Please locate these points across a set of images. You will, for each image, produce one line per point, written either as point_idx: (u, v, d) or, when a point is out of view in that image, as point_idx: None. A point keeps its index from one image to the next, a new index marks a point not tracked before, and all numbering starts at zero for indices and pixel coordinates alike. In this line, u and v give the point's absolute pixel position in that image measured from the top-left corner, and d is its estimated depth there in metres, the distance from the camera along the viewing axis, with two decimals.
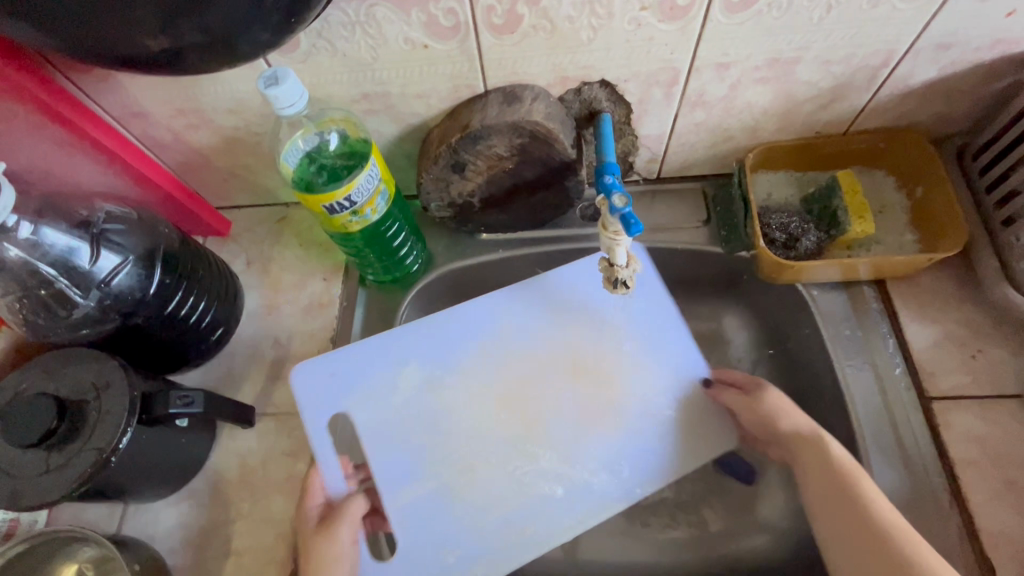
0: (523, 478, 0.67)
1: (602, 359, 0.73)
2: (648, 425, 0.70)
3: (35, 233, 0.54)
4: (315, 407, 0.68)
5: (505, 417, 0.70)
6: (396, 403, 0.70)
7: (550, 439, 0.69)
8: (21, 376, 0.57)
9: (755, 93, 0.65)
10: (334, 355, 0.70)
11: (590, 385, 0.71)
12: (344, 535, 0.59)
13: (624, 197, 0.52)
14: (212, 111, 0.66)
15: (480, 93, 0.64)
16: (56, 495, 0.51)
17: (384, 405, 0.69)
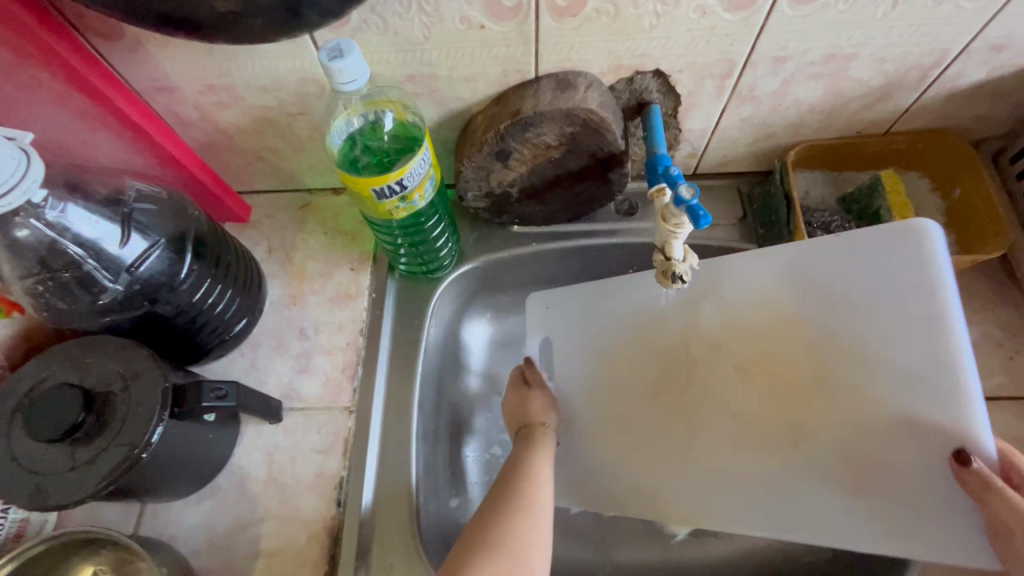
0: (740, 477, 0.63)
1: (901, 360, 0.55)
2: (844, 440, 0.57)
3: (61, 211, 0.50)
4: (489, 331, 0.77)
5: (784, 408, 0.61)
6: (598, 362, 0.73)
7: (789, 441, 0.60)
8: (40, 365, 0.53)
9: (806, 89, 0.65)
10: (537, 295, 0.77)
11: (881, 393, 0.56)
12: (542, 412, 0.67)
13: (691, 188, 0.51)
14: (244, 88, 0.63)
15: (531, 78, 0.61)
16: (84, 494, 0.47)
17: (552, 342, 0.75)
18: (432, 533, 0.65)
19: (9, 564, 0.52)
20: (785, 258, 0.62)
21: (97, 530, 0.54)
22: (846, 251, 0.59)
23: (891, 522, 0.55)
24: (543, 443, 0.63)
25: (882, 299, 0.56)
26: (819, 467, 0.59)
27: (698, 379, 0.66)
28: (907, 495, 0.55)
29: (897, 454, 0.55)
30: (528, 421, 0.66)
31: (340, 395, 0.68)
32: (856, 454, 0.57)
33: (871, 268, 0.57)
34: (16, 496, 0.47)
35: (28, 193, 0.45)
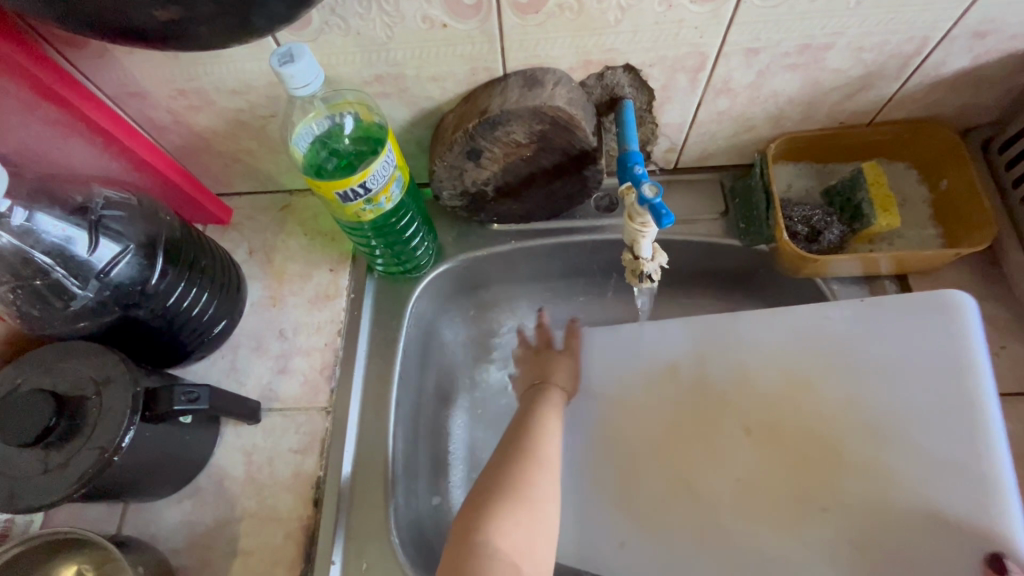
0: (780, 554, 0.61)
1: (950, 452, 0.56)
2: (864, 518, 0.59)
3: (29, 219, 0.51)
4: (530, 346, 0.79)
5: (797, 476, 0.62)
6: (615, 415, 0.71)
7: (811, 516, 0.61)
8: (16, 371, 0.54)
9: (782, 80, 0.63)
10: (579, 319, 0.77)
11: (899, 471, 0.58)
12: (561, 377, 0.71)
13: (654, 186, 0.50)
14: (214, 92, 0.63)
15: (499, 76, 0.61)
16: (55, 496, 0.48)
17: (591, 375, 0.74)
18: (407, 533, 0.66)
19: None
20: (804, 321, 0.66)
21: (68, 529, 0.55)
22: (867, 327, 0.63)
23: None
24: (551, 401, 0.66)
25: (925, 393, 0.59)
26: (833, 548, 0.59)
27: (716, 447, 0.66)
28: (893, 563, 0.57)
29: (901, 537, 0.57)
30: (548, 374, 0.71)
31: (318, 396, 0.69)
32: (869, 540, 0.58)
33: (906, 347, 0.60)
34: None
35: None
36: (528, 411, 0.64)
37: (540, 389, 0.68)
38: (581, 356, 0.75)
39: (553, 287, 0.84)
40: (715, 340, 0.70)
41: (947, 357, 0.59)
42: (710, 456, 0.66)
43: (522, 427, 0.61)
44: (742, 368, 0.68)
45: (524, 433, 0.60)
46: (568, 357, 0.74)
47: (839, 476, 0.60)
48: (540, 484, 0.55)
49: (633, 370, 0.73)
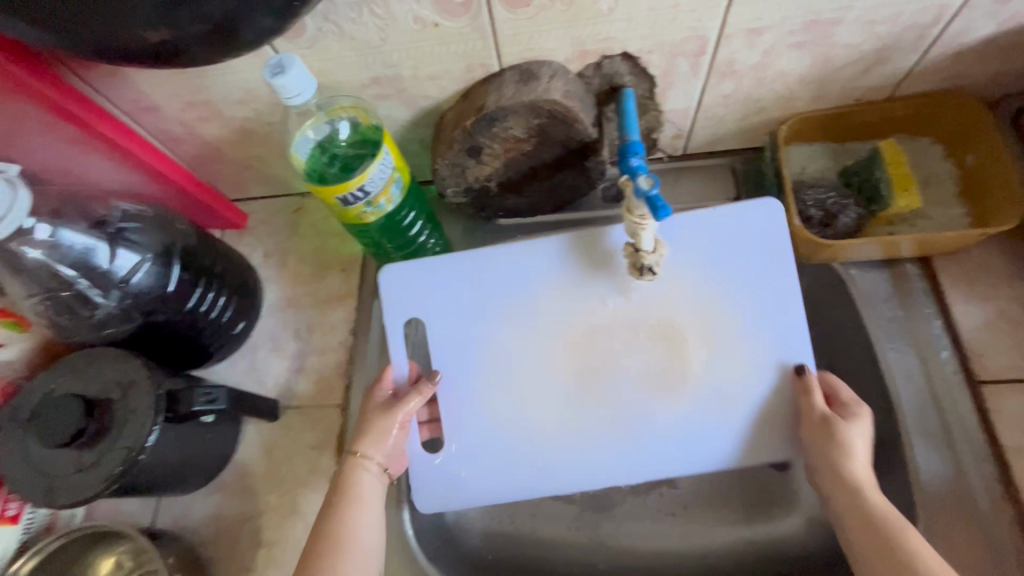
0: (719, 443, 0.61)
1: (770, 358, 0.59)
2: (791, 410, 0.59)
3: (54, 234, 0.54)
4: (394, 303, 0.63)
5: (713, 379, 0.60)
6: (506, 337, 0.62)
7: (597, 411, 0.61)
8: (50, 377, 0.57)
9: (790, 59, 0.61)
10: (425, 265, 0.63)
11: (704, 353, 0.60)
12: (371, 447, 0.58)
13: (651, 179, 0.50)
14: (221, 102, 0.65)
15: (495, 72, 0.60)
16: (89, 493, 0.52)
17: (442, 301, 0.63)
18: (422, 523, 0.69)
19: (35, 557, 0.58)
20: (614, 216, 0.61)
21: (102, 523, 0.60)
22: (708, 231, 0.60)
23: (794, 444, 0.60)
24: (356, 485, 0.56)
25: (711, 271, 0.60)
26: (695, 419, 0.60)
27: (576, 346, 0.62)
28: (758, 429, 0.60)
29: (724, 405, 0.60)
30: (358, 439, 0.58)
31: (332, 393, 0.71)
32: (765, 413, 0.60)
33: (727, 238, 0.60)
34: (32, 496, 0.53)
35: (16, 223, 0.50)
36: (331, 506, 0.55)
37: (350, 468, 0.57)
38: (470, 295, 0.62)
39: None
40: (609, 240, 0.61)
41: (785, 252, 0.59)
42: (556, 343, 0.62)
43: (321, 517, 0.54)
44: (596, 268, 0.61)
45: (328, 515, 0.54)
46: (383, 416, 0.59)
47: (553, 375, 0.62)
48: (364, 535, 0.54)
49: (479, 312, 0.62)
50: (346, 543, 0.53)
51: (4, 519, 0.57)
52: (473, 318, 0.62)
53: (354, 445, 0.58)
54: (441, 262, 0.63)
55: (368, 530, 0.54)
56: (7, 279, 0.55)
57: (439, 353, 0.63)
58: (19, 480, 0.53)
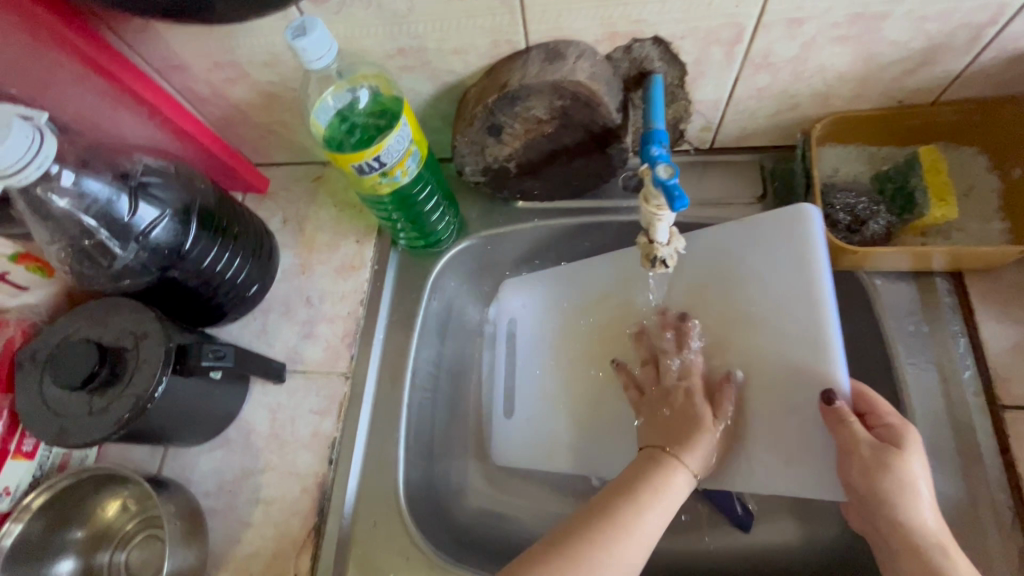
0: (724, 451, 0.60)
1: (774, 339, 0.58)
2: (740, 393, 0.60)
3: (78, 183, 0.56)
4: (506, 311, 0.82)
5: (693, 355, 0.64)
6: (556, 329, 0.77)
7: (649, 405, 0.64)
8: (69, 321, 0.59)
9: (830, 54, 0.58)
10: (524, 283, 0.81)
11: (767, 347, 0.59)
12: (695, 455, 0.56)
13: (670, 168, 0.48)
14: (248, 65, 0.65)
15: (521, 49, 0.59)
16: (97, 436, 0.54)
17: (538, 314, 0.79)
18: (417, 495, 0.69)
19: (45, 492, 0.59)
20: (752, 229, 0.62)
21: (103, 466, 0.61)
22: (755, 232, 0.62)
23: (800, 464, 0.56)
24: (666, 489, 0.54)
25: (747, 262, 0.62)
26: (719, 414, 0.61)
27: (619, 339, 0.72)
28: (788, 441, 0.56)
29: (777, 399, 0.57)
30: (676, 443, 0.56)
31: (338, 361, 0.72)
32: (746, 405, 0.59)
33: (773, 244, 0.60)
34: (44, 434, 0.55)
35: (42, 167, 0.51)
36: (612, 494, 0.54)
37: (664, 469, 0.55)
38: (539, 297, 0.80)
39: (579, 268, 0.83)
40: (688, 262, 0.66)
41: (781, 243, 0.59)
42: (655, 353, 0.68)
43: (613, 498, 0.53)
44: (693, 280, 0.66)
45: (610, 499, 0.53)
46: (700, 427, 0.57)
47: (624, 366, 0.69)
48: (647, 524, 0.52)
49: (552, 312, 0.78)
50: (631, 528, 0.51)
51: (20, 454, 0.59)
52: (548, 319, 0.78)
53: (675, 450, 0.56)
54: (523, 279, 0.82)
55: (650, 522, 0.52)
56: (32, 224, 0.57)
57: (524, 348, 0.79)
58: (33, 418, 0.55)
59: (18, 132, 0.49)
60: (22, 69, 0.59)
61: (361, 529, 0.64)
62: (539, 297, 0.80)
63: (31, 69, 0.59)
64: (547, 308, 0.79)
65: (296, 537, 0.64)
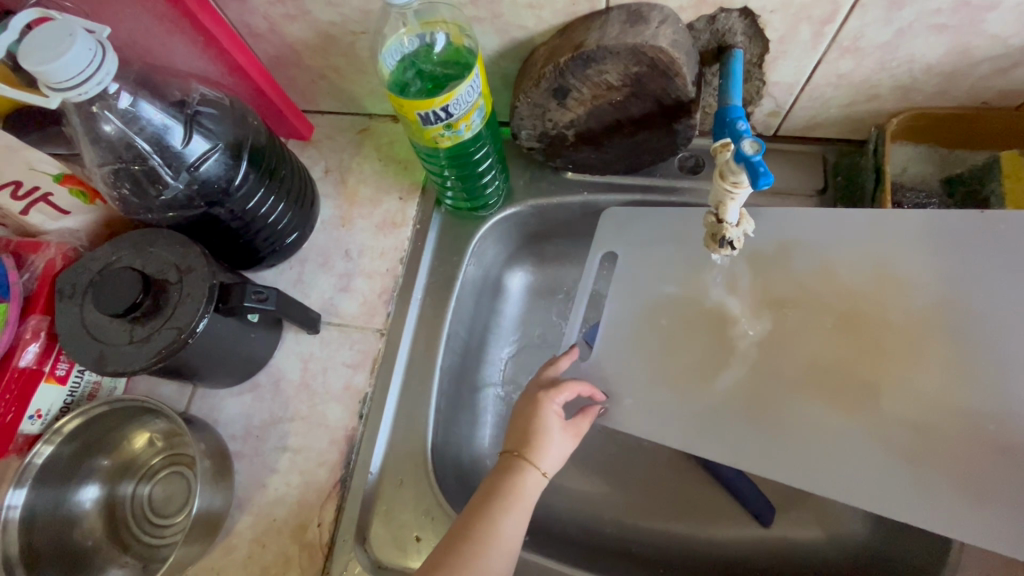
0: (883, 468, 0.54)
1: (993, 359, 0.53)
2: (925, 411, 0.54)
3: (134, 106, 0.54)
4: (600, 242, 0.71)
5: (876, 356, 0.56)
6: (671, 285, 0.67)
7: (812, 400, 0.58)
8: (112, 248, 0.58)
9: (924, 43, 0.55)
10: (628, 224, 0.71)
11: (987, 370, 0.53)
12: (549, 455, 0.58)
13: (755, 143, 0.46)
14: (311, 1, 0.62)
15: (600, 9, 0.57)
16: (136, 366, 0.53)
17: (646, 262, 0.69)
18: (443, 459, 0.69)
19: (78, 418, 0.59)
20: (990, 235, 0.55)
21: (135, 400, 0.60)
22: (1003, 241, 0.54)
23: (979, 502, 0.51)
24: (522, 490, 0.56)
25: (971, 266, 0.55)
26: (891, 433, 0.54)
27: (768, 319, 0.62)
28: (974, 477, 0.52)
29: (970, 429, 0.52)
30: (531, 447, 0.58)
31: (374, 317, 0.71)
32: (927, 426, 0.54)
33: (1020, 258, 0.53)
34: (82, 359, 0.54)
35: (101, 84, 0.49)
36: (489, 495, 0.56)
37: (514, 465, 0.57)
38: (647, 244, 0.69)
39: None
40: (872, 244, 0.59)
41: None
42: (824, 347, 0.59)
43: (482, 503, 0.55)
44: (891, 273, 0.58)
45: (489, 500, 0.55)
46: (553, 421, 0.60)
47: (777, 348, 0.60)
48: (506, 528, 0.54)
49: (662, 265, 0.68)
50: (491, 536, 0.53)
51: (53, 377, 0.59)
52: (656, 273, 0.68)
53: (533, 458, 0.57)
54: (621, 217, 0.71)
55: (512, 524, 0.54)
56: (82, 144, 0.55)
57: (620, 299, 0.69)
58: (71, 341, 0.54)
59: (80, 44, 0.46)
60: None
61: (387, 486, 0.64)
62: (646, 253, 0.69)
63: None
64: (654, 264, 0.69)
65: (322, 488, 0.64)
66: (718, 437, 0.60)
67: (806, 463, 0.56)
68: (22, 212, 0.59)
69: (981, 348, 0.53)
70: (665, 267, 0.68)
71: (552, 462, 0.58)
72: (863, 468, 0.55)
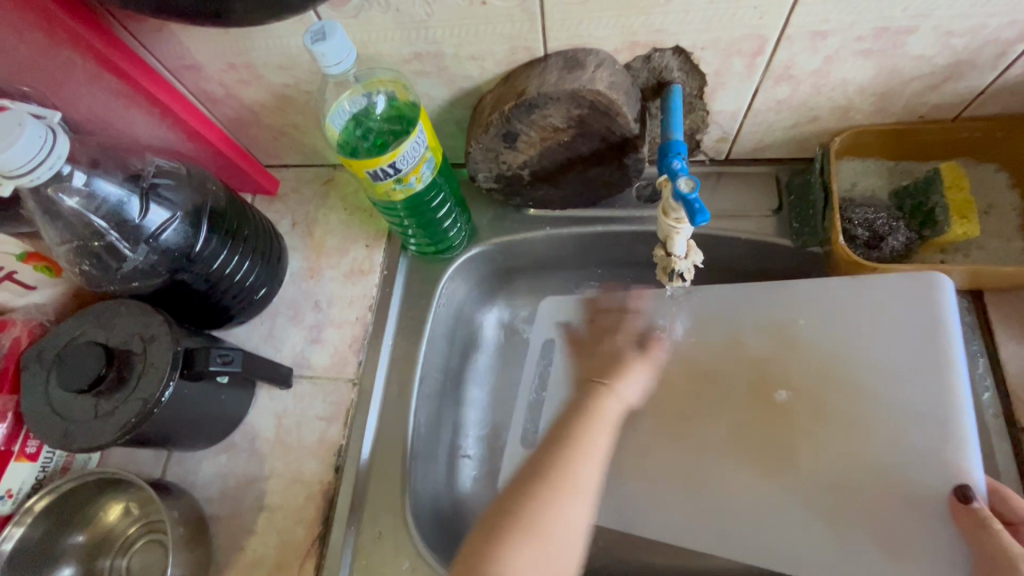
0: (792, 526, 0.57)
1: (878, 410, 0.55)
2: (837, 469, 0.56)
3: (89, 184, 0.56)
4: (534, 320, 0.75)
5: (778, 420, 0.59)
6: None
7: (716, 461, 0.61)
8: (76, 323, 0.59)
9: (854, 67, 0.57)
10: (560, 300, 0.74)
11: (880, 424, 0.55)
12: (628, 385, 0.56)
13: (691, 181, 0.48)
14: (262, 67, 0.64)
15: (539, 56, 0.58)
16: (103, 441, 0.53)
17: None
18: (423, 505, 0.68)
19: (48, 495, 0.58)
20: (876, 295, 0.58)
21: (104, 470, 0.60)
22: (887, 302, 0.57)
23: (897, 557, 0.53)
24: (604, 413, 0.53)
25: (862, 327, 0.58)
26: (810, 491, 0.57)
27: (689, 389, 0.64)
28: (889, 528, 0.53)
29: (879, 482, 0.54)
30: (608, 375, 0.57)
31: (345, 367, 0.71)
32: (844, 484, 0.56)
33: (901, 321, 0.56)
34: (48, 437, 0.54)
35: (54, 168, 0.50)
36: (530, 474, 0.48)
37: (601, 397, 0.54)
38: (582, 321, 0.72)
39: (595, 274, 0.82)
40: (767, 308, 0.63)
41: (925, 312, 0.55)
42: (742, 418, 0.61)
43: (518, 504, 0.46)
44: (786, 333, 0.61)
45: (523, 488, 0.47)
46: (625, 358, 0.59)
47: (689, 416, 0.63)
48: (564, 515, 0.45)
49: None
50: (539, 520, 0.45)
51: (24, 456, 0.58)
52: None
53: (606, 379, 0.56)
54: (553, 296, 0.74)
55: (567, 516, 0.46)
56: (42, 224, 0.56)
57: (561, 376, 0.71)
58: (37, 420, 0.55)
59: (30, 132, 0.48)
60: (36, 67, 0.58)
61: (366, 541, 0.64)
62: (579, 330, 0.72)
63: (43, 67, 0.58)
64: None
65: (300, 546, 0.63)
66: (656, 510, 0.63)
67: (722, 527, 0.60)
68: None
69: (874, 406, 0.56)
70: None
71: (630, 399, 0.56)
72: (780, 528, 0.58)
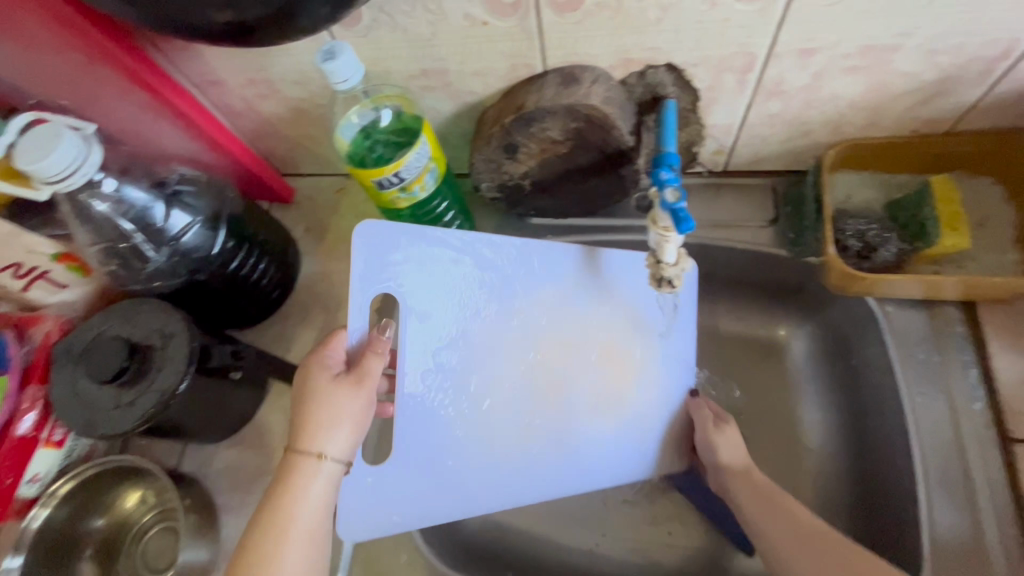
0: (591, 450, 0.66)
1: (626, 348, 0.68)
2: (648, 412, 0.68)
3: (119, 191, 0.59)
4: (359, 274, 0.57)
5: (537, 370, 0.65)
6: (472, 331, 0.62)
7: (501, 420, 0.63)
8: (103, 318, 0.63)
9: (843, 83, 0.59)
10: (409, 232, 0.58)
11: (639, 354, 0.69)
12: (321, 438, 0.52)
13: (675, 192, 0.50)
14: (280, 82, 0.68)
15: (538, 73, 0.61)
16: (123, 428, 0.57)
17: (444, 292, 0.60)
18: None
19: (72, 481, 0.62)
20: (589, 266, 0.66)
21: (123, 459, 0.63)
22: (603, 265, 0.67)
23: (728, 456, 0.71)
24: (302, 484, 0.51)
25: (569, 291, 0.66)
26: (648, 423, 0.68)
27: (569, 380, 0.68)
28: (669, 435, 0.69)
29: (649, 400, 0.69)
30: (296, 436, 0.52)
31: None
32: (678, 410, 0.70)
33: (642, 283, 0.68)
34: (74, 424, 0.58)
35: (87, 174, 0.54)
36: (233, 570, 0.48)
37: (297, 464, 0.51)
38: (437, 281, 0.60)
39: None
40: (538, 287, 0.64)
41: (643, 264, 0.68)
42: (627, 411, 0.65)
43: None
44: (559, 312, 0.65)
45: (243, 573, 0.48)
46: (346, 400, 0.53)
47: (541, 368, 0.65)
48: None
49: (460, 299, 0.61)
50: None
51: (50, 443, 0.61)
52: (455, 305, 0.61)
53: (304, 446, 0.52)
54: (415, 235, 0.59)
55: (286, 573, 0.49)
56: (74, 226, 0.61)
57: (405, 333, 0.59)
58: (64, 408, 0.59)
59: (67, 142, 0.52)
60: (73, 82, 0.63)
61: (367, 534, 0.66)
62: (422, 292, 0.59)
63: (80, 82, 0.63)
64: (449, 310, 0.60)
65: None
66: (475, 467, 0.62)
67: (574, 459, 0.66)
68: (23, 289, 0.64)
69: (635, 346, 0.68)
70: (439, 319, 0.60)
71: (335, 447, 0.52)
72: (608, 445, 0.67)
